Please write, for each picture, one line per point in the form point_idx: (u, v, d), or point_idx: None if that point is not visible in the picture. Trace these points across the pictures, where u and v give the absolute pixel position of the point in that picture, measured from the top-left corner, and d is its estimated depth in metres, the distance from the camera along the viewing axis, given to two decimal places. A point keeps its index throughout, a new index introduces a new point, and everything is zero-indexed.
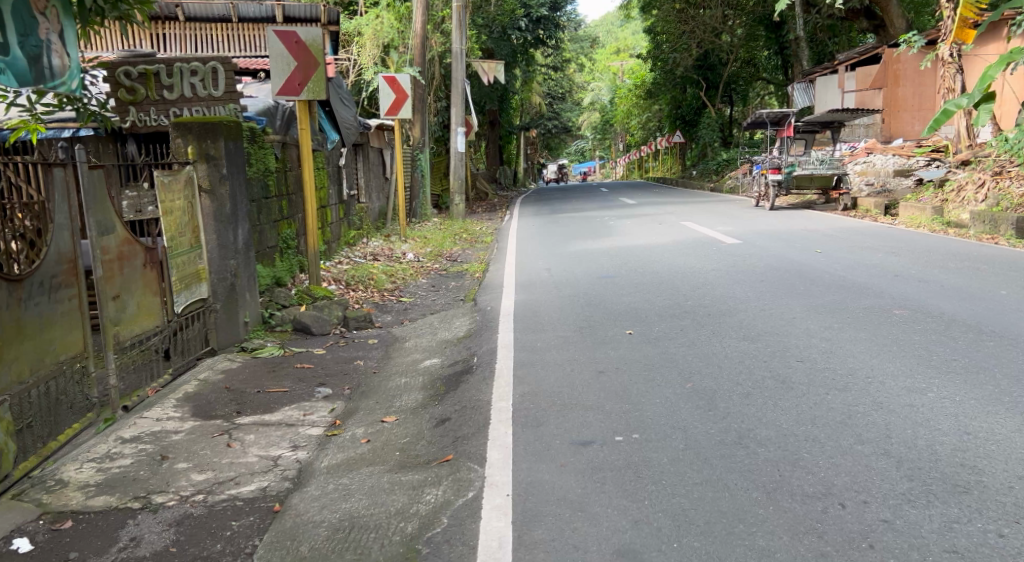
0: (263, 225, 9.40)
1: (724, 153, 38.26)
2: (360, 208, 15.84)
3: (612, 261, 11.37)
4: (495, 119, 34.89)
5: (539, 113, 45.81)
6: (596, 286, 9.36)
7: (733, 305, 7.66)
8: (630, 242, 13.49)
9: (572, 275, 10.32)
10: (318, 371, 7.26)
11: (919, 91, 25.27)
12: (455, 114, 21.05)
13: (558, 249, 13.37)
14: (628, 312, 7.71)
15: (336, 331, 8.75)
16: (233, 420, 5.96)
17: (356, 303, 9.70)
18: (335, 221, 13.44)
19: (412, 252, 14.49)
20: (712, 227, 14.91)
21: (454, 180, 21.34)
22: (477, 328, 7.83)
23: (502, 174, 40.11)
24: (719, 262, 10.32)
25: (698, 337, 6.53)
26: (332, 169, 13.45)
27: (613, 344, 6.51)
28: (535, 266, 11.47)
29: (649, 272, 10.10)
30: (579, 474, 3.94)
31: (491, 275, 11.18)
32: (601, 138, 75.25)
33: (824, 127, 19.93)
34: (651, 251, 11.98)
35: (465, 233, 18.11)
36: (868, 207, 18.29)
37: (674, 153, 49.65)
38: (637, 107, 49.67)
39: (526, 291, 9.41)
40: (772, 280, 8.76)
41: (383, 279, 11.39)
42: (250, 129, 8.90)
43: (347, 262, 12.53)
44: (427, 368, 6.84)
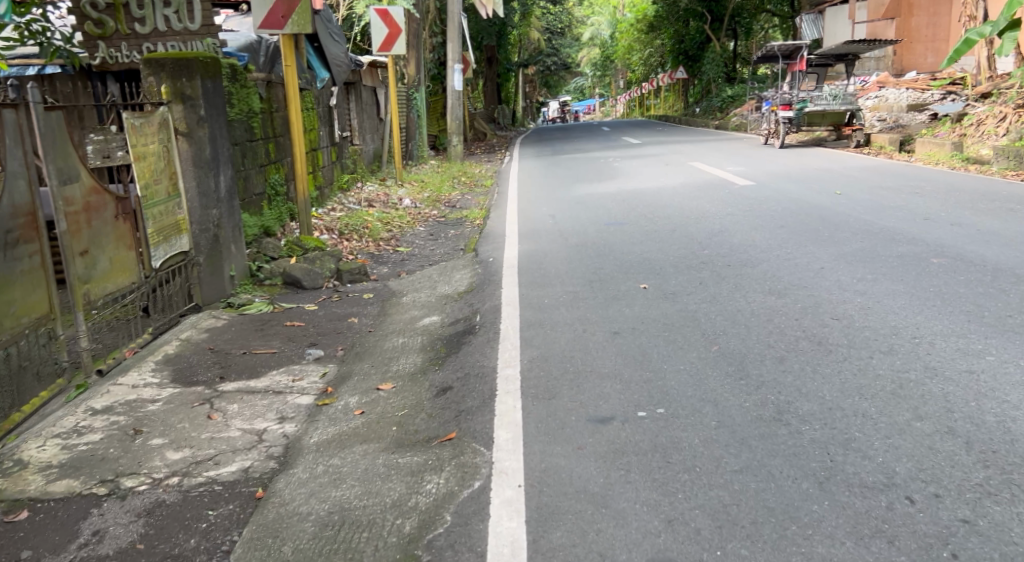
0: (249, 170, 8.83)
1: (729, 88, 37.40)
2: (354, 152, 15.19)
3: (621, 206, 10.85)
4: (493, 55, 34.01)
5: (539, 49, 44.67)
6: (603, 235, 8.84)
7: (753, 254, 7.15)
8: (637, 185, 12.95)
9: (578, 222, 9.82)
10: (309, 329, 6.76)
11: (932, 22, 24.60)
12: (452, 50, 20.29)
13: (563, 192, 12.82)
14: (640, 263, 7.20)
15: (329, 285, 8.21)
16: (215, 387, 5.45)
17: (349, 254, 9.16)
18: (327, 165, 12.86)
19: (409, 198, 13.94)
20: (722, 168, 14.33)
21: (451, 121, 20.64)
22: (478, 282, 7.33)
23: (501, 113, 39.21)
24: (733, 206, 9.80)
25: (720, 291, 6.02)
26: (322, 110, 12.81)
27: (628, 300, 6.01)
28: (538, 212, 10.93)
29: (660, 218, 9.58)
30: (600, 460, 3.46)
31: (491, 222, 10.66)
32: (601, 75, 73.83)
33: (837, 60, 19.25)
34: (660, 196, 11.45)
35: (464, 177, 17.49)
36: (883, 143, 17.89)
37: (677, 90, 48.66)
38: (638, 43, 48.57)
39: (529, 240, 8.89)
40: (794, 226, 8.24)
41: (379, 226, 10.86)
42: (231, 67, 8.29)
43: (342, 209, 11.96)
44: (426, 327, 6.37)
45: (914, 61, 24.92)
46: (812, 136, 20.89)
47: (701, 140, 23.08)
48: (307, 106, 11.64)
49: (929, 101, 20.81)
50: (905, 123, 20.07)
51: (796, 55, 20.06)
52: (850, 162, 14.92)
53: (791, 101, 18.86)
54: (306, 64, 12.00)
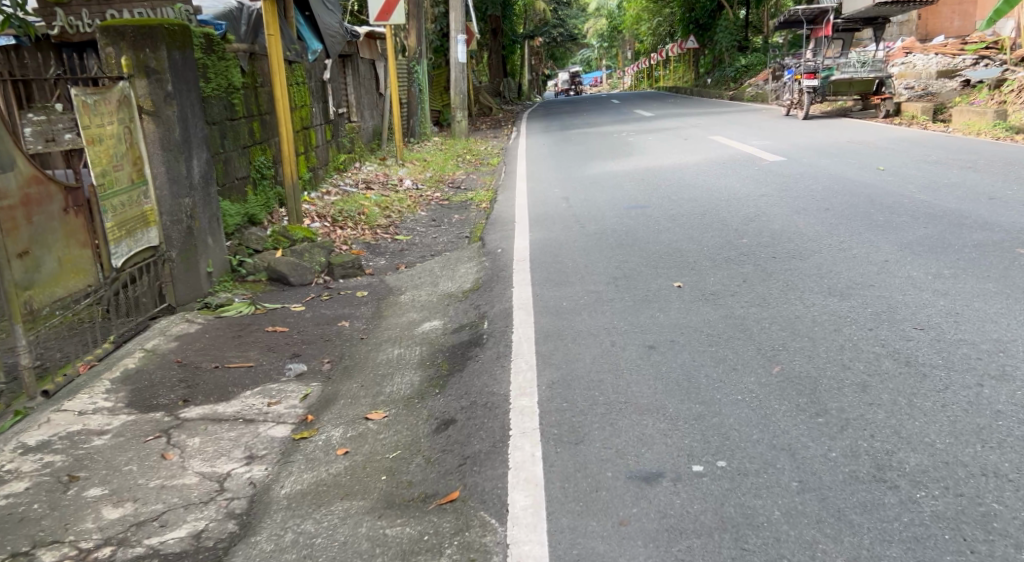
0: (229, 152, 7.94)
1: (742, 59, 36.33)
2: (351, 130, 14.29)
3: (640, 188, 9.97)
4: (498, 27, 33.00)
5: (544, 20, 43.43)
6: (623, 221, 7.95)
7: (799, 244, 6.28)
8: (655, 163, 12.08)
9: (595, 206, 8.98)
10: (294, 336, 5.89)
11: None
12: (456, 20, 19.32)
13: (577, 171, 11.97)
14: (670, 256, 6.34)
15: (319, 280, 7.33)
16: (176, 413, 4.56)
17: (343, 244, 8.31)
18: (322, 144, 12.00)
19: (410, 179, 13.11)
20: (744, 142, 13.42)
21: (454, 95, 19.66)
22: (485, 280, 6.46)
23: (506, 86, 38.13)
24: (767, 187, 8.93)
25: (771, 292, 5.16)
26: (315, 85, 11.92)
27: (661, 303, 5.15)
28: (549, 195, 10.05)
29: (685, 202, 8.69)
30: (653, 545, 2.71)
31: (499, 206, 9.84)
32: (607, 46, 72.37)
33: (865, 24, 18.29)
34: (682, 176, 10.55)
35: (469, 154, 16.57)
36: (914, 112, 17.17)
37: (686, 61, 47.49)
38: (647, 13, 47.36)
39: (542, 227, 8.03)
40: (841, 209, 7.38)
41: (375, 211, 9.99)
42: (205, 37, 7.38)
43: (337, 193, 11.09)
44: (426, 335, 5.52)
45: (942, 27, 24.71)
46: (838, 106, 19.91)
47: (717, 112, 22.07)
48: (296, 81, 10.72)
49: (960, 66, 20.70)
50: (935, 90, 19.77)
51: (819, 20, 18.98)
52: (884, 134, 14.00)
53: (816, 68, 17.93)
54: (296, 34, 11.12)
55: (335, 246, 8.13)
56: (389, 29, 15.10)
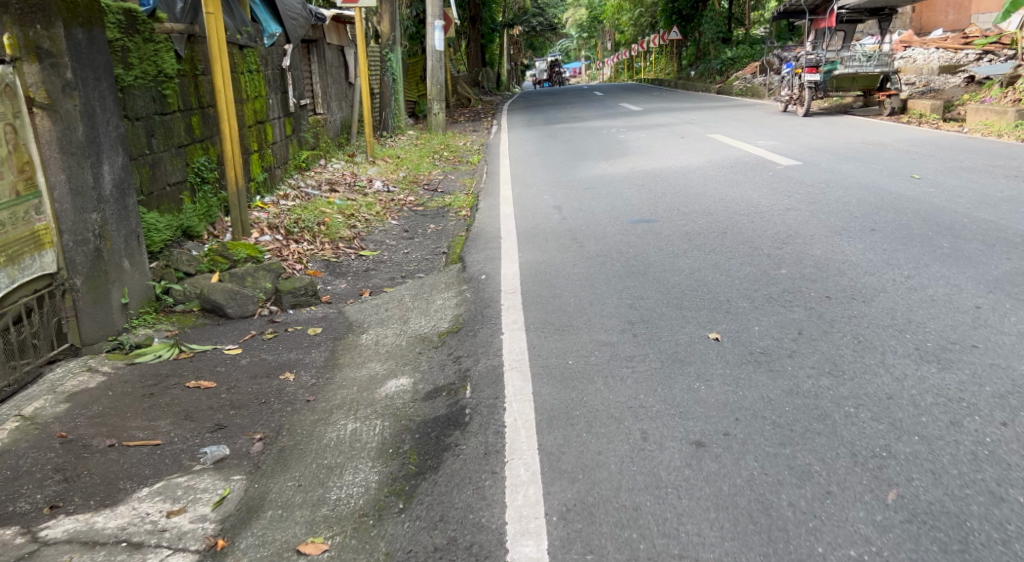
0: (158, 153, 6.62)
1: (728, 51, 35.21)
2: (314, 124, 13.07)
3: (642, 196, 8.81)
4: (477, 14, 31.70)
5: (524, 8, 42.17)
6: (628, 242, 6.75)
7: (855, 280, 5.12)
8: (653, 167, 10.90)
9: (593, 220, 7.80)
10: (222, 397, 4.57)
11: None
12: (432, 5, 18.08)
13: (567, 176, 10.80)
14: (697, 293, 5.15)
15: (262, 312, 6.02)
16: (38, 529, 3.30)
17: (296, 263, 7.06)
18: (279, 141, 10.89)
19: (380, 180, 11.88)
20: (749, 143, 12.27)
21: (430, 86, 18.37)
22: (466, 321, 5.23)
23: (484, 76, 36.84)
24: (791, 200, 7.79)
25: (838, 352, 3.97)
26: (271, 74, 10.69)
27: (699, 367, 3.94)
28: (538, 206, 8.84)
29: (697, 216, 7.50)
30: None
31: (482, 218, 8.65)
32: (588, 36, 71.07)
33: (872, 15, 17.39)
34: (688, 183, 9.38)
35: (447, 151, 15.29)
36: (922, 111, 16.10)
37: (668, 52, 46.34)
38: (628, 3, 46.21)
39: (535, 249, 6.89)
40: (889, 231, 6.24)
41: (337, 220, 8.73)
42: (124, 13, 6.06)
43: (296, 198, 9.83)
44: (391, 402, 4.24)
45: (938, 19, 24.07)
46: (838, 103, 18.78)
47: (709, 107, 20.90)
48: (247, 69, 9.50)
49: (962, 63, 19.71)
50: (937, 86, 18.73)
51: (823, 10, 17.66)
52: (899, 135, 12.88)
53: (818, 62, 16.65)
54: (249, 16, 9.97)
55: (285, 266, 6.83)
56: (356, 11, 13.89)
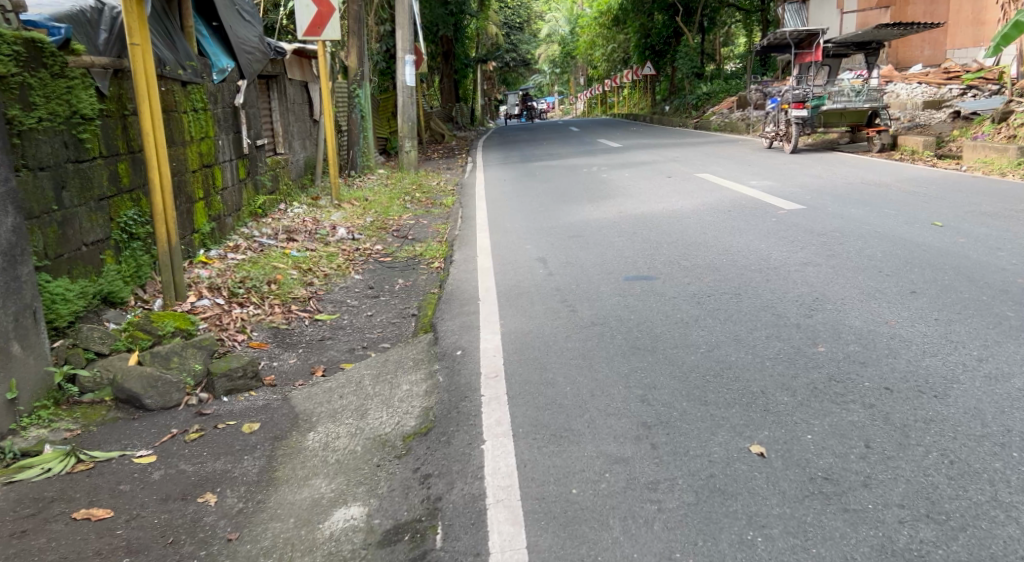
0: (72, 209, 5.60)
1: (704, 86, 34.66)
2: (273, 164, 12.20)
3: (636, 245, 7.90)
4: (449, 49, 30.94)
5: (496, 43, 41.60)
6: (627, 307, 5.80)
7: (915, 361, 4.23)
8: (642, 212, 9.98)
9: (585, 275, 6.87)
10: (116, 536, 3.49)
11: (930, 11, 22.86)
12: (403, 39, 17.26)
13: (550, 221, 9.88)
14: (722, 383, 4.20)
15: (190, 401, 4.97)
16: None
17: (238, 333, 6.12)
18: (230, 187, 9.97)
19: (344, 226, 10.89)
20: (743, 184, 11.35)
21: (401, 123, 17.45)
22: (439, 418, 4.21)
23: (458, 111, 36.07)
24: (806, 252, 6.89)
25: (928, 480, 3.11)
26: (220, 112, 9.81)
27: (750, 500, 3.08)
28: (518, 259, 7.87)
29: (702, 271, 6.59)
30: None
31: (458, 273, 7.69)
32: (561, 72, 70.83)
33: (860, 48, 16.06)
34: (683, 230, 8.45)
35: (420, 191, 14.31)
36: (914, 147, 15.21)
37: (643, 87, 45.85)
38: (601, 39, 45.78)
39: (520, 314, 5.93)
40: (933, 294, 5.36)
41: (289, 275, 7.78)
42: (25, 44, 5.05)
43: (245, 251, 8.98)
44: (334, 550, 3.22)
45: (914, 55, 23.62)
46: (825, 139, 17.81)
47: (692, 143, 20.10)
48: (191, 106, 8.61)
49: (947, 98, 19.03)
50: (924, 122, 17.99)
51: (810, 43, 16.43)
52: (899, 173, 12.09)
53: (806, 97, 15.58)
54: (195, 50, 9.11)
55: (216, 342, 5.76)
56: (318, 44, 13.04)
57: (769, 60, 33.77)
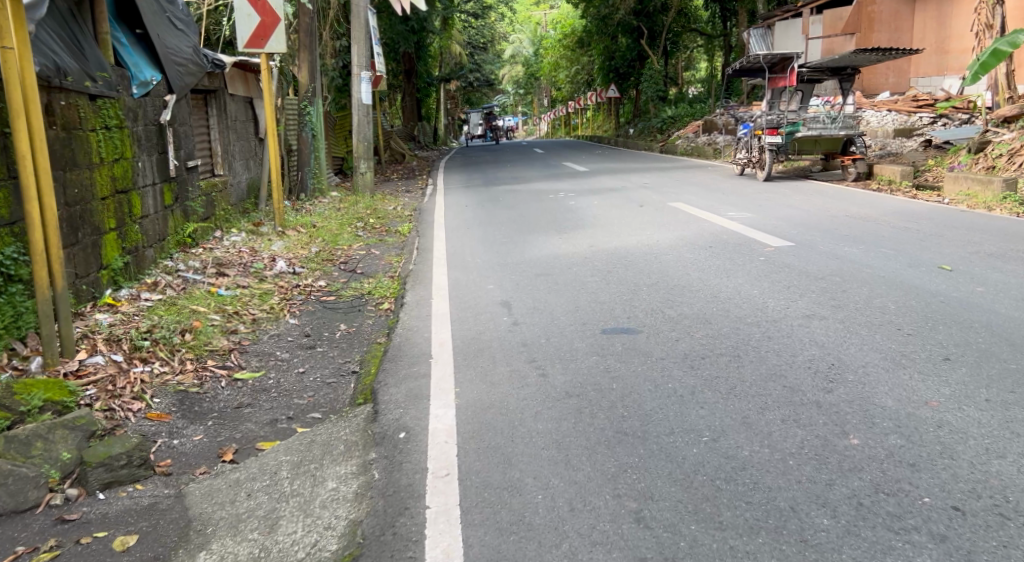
0: None
1: (670, 110, 34.00)
2: (208, 187, 11.14)
3: (612, 288, 6.95)
4: (411, 69, 30.00)
5: (459, 64, 40.75)
6: (607, 372, 4.82)
7: (980, 466, 3.31)
8: (616, 247, 9.02)
9: (555, 325, 5.90)
10: None
11: (895, 38, 22.39)
12: (359, 53, 16.25)
13: (515, 255, 8.90)
14: (739, 494, 3.27)
15: (53, 499, 4.06)
16: None
17: (134, 400, 5.28)
18: (151, 215, 8.89)
19: (283, 259, 9.81)
20: (722, 215, 10.43)
21: (356, 142, 16.36)
22: (369, 541, 3.26)
23: (420, 131, 35.12)
24: (809, 299, 5.96)
25: None
26: (141, 130, 8.80)
27: None
28: (478, 303, 6.86)
29: (692, 323, 5.64)
30: None
31: (407, 320, 6.68)
32: (525, 93, 70.21)
33: (835, 74, 14.90)
34: (663, 270, 7.49)
35: (373, 217, 13.25)
36: (891, 176, 14.19)
37: (608, 109, 45.14)
38: (565, 60, 45.10)
39: (479, 379, 4.94)
40: (975, 363, 4.43)
41: (210, 323, 6.76)
42: None
43: (163, 290, 7.96)
44: None
45: (876, 83, 22.95)
46: (798, 166, 16.85)
47: (661, 168, 19.26)
48: (102, 123, 7.74)
49: (919, 126, 18.28)
50: (896, 150, 17.13)
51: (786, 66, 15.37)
52: (886, 203, 11.26)
53: (779, 122, 14.63)
54: (110, 60, 8.25)
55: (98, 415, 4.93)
56: (262, 57, 11.99)
57: (734, 85, 33.18)
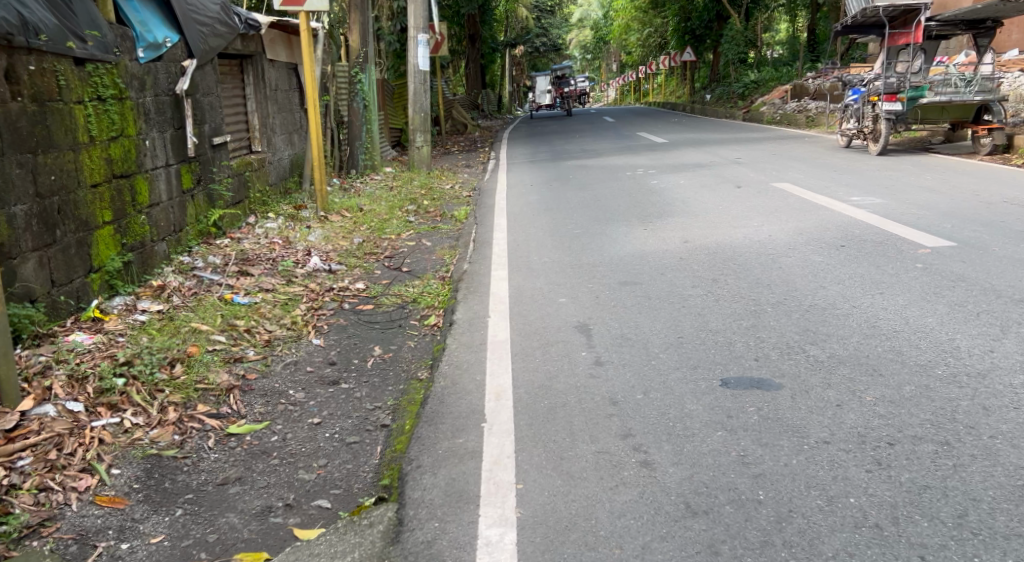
0: None
1: (752, 74, 31.70)
2: (240, 165, 9.74)
3: (724, 309, 5.33)
4: (476, 32, 28.27)
5: (525, 27, 38.89)
6: (745, 465, 3.25)
7: None
8: (717, 243, 7.35)
9: (658, 371, 4.34)
10: None
11: None
12: (416, 15, 14.66)
13: (593, 253, 7.29)
14: None
15: None
16: None
17: (82, 474, 3.85)
18: (164, 202, 7.49)
19: (319, 252, 8.39)
20: (842, 201, 8.65)
21: (413, 113, 14.80)
22: None
23: (483, 98, 33.41)
24: (1019, 336, 4.28)
25: None
26: (150, 102, 7.31)
27: None
28: (549, 327, 5.31)
29: (853, 375, 4.03)
30: None
31: (457, 349, 5.15)
32: (592, 56, 67.93)
33: (970, 27, 13.00)
34: (787, 282, 5.84)
35: (428, 198, 11.79)
36: None
37: (682, 74, 42.82)
38: (636, 22, 42.85)
39: (553, 467, 3.40)
40: None
41: (210, 349, 5.30)
42: None
43: (169, 297, 6.55)
44: None
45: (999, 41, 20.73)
46: (911, 137, 14.79)
47: (749, 139, 17.32)
48: (92, 94, 6.26)
49: None
50: None
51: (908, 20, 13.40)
52: None
53: (900, 85, 12.69)
54: (110, 19, 6.79)
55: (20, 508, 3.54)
56: (302, 17, 10.48)
57: (821, 46, 30.76)
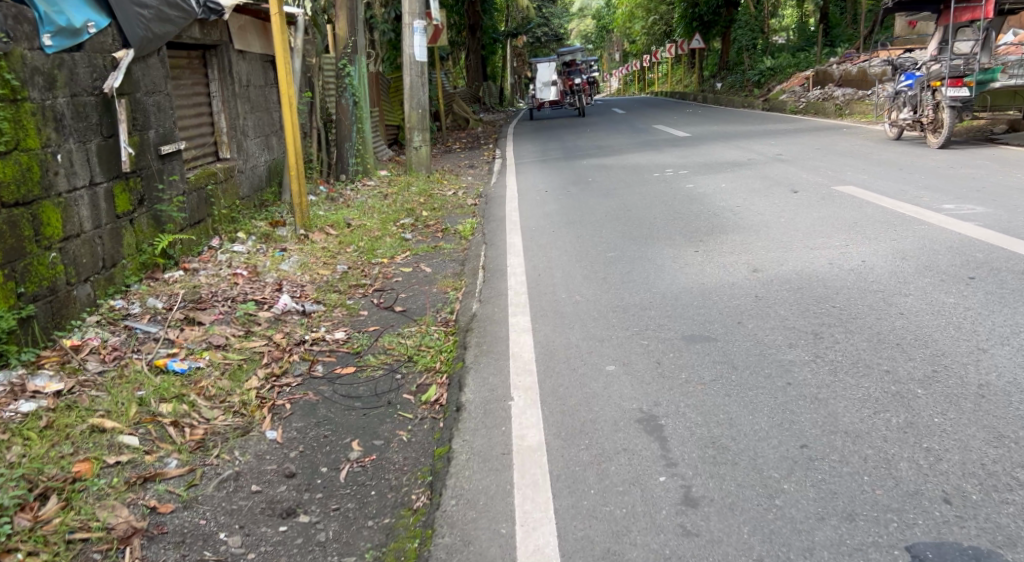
0: None
1: (768, 61, 29.86)
2: (200, 177, 8.07)
3: (852, 391, 3.70)
4: (477, 22, 26.50)
5: (527, 17, 37.05)
6: None
7: None
8: (797, 272, 5.70)
9: (792, 528, 2.78)
10: None
11: None
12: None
13: (637, 289, 5.65)
14: None
15: None
16: None
17: None
18: (89, 232, 5.85)
19: (289, 286, 6.75)
20: (936, 211, 7.02)
21: (409, 110, 13.13)
22: None
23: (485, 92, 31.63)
24: None
25: None
26: (64, 105, 5.66)
27: None
28: (601, 420, 3.68)
29: None
30: None
31: (470, 463, 3.51)
32: (595, 48, 66.03)
33: None
34: (927, 341, 4.21)
35: (426, 207, 10.15)
36: None
37: (689, 62, 40.99)
38: (641, 8, 40.98)
39: None
40: None
41: (109, 465, 3.68)
42: None
43: (81, 363, 4.93)
44: None
45: None
46: (970, 126, 13.15)
47: (783, 131, 15.62)
48: None
49: None
50: None
51: None
52: None
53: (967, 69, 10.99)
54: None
55: None
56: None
57: (840, 30, 28.94)
